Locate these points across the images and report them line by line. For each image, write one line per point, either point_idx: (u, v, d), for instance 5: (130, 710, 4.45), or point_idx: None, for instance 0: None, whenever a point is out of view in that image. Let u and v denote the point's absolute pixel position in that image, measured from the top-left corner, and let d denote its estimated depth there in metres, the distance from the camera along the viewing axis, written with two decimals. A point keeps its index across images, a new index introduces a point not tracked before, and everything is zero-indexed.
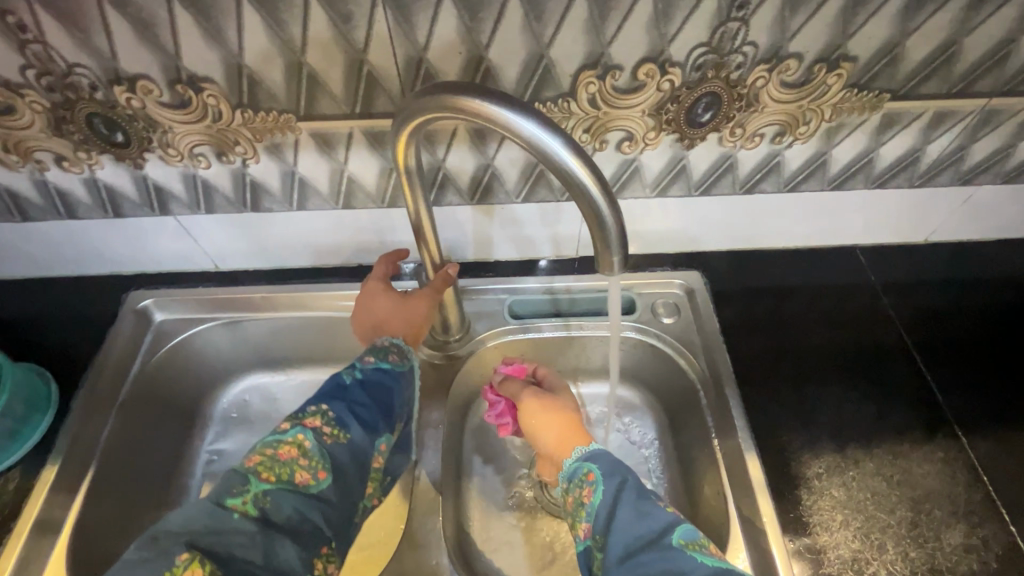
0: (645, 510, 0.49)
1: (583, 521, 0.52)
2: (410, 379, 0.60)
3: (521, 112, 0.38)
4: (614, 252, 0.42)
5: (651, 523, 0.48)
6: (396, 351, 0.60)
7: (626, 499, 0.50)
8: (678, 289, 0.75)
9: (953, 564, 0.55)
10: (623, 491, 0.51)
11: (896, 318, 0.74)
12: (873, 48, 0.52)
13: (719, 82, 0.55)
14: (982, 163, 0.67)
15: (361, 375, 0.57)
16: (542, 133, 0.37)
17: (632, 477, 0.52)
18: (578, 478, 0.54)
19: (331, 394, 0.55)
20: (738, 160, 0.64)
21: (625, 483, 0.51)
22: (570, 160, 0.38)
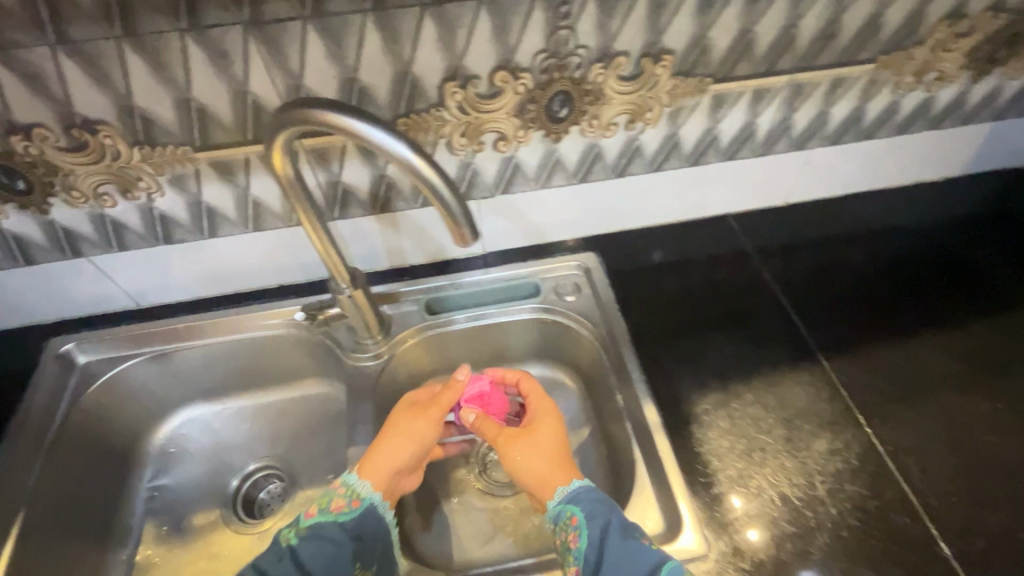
0: (631, 549, 0.52)
1: (572, 565, 0.54)
2: (358, 522, 0.59)
3: (365, 120, 0.45)
4: (464, 226, 0.50)
5: (638, 563, 0.51)
6: (343, 495, 0.60)
7: (612, 540, 0.53)
8: (576, 269, 0.84)
9: (821, 467, 0.64)
10: (607, 533, 0.53)
11: (765, 270, 0.85)
12: (685, 42, 0.63)
13: (565, 82, 0.64)
14: (809, 129, 0.79)
15: (297, 538, 0.56)
16: (385, 137, 0.45)
17: (616, 520, 0.55)
18: (562, 520, 0.56)
19: (260, 563, 0.54)
20: (603, 148, 0.73)
21: (608, 524, 0.54)
22: (414, 159, 0.46)
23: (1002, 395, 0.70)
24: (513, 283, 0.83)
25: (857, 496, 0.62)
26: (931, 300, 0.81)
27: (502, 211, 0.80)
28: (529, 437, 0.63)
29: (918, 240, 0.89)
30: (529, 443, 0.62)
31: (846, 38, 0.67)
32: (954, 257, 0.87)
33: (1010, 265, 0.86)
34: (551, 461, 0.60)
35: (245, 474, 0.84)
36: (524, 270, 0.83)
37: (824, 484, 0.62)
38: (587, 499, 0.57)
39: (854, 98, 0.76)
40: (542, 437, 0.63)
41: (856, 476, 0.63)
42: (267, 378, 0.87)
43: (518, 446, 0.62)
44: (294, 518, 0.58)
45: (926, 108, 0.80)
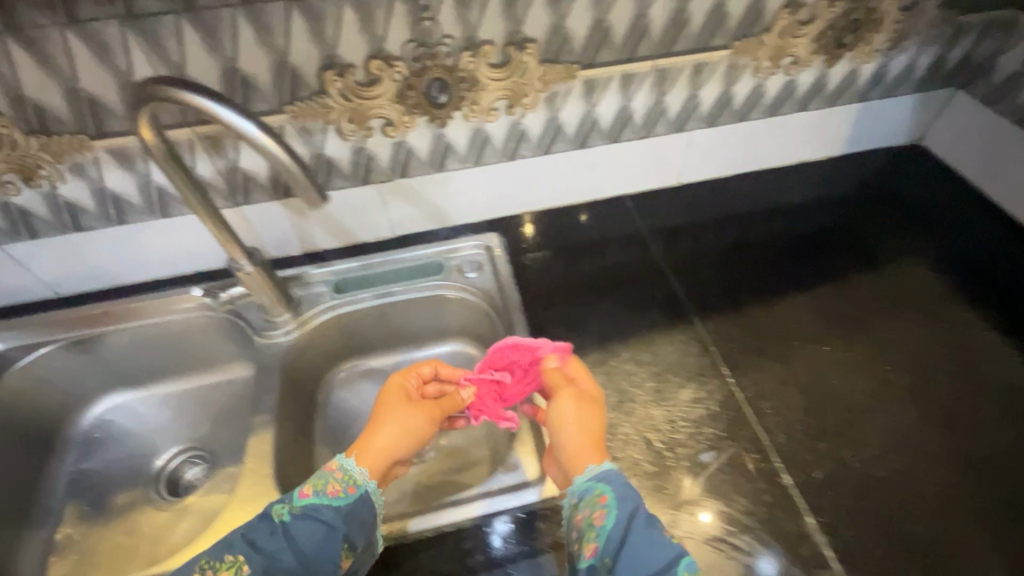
0: (655, 538, 0.50)
1: (590, 541, 0.51)
2: (354, 509, 0.55)
3: (215, 99, 0.50)
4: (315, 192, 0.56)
5: (659, 551, 0.49)
6: (340, 479, 0.57)
7: (637, 525, 0.51)
8: (479, 249, 0.89)
9: (685, 413, 0.69)
10: (633, 519, 0.52)
11: (655, 245, 0.92)
12: (544, 31, 0.69)
13: (439, 69, 0.70)
14: (683, 112, 0.86)
15: (290, 516, 0.53)
16: (234, 116, 0.50)
17: (642, 510, 0.53)
18: (590, 497, 0.54)
19: (251, 535, 0.52)
20: (488, 131, 0.79)
21: (637, 510, 0.53)
22: (260, 138, 0.51)
23: (856, 346, 0.76)
24: (418, 263, 0.88)
25: (714, 437, 0.67)
26: (802, 267, 0.88)
27: (403, 194, 0.85)
28: (592, 403, 0.63)
29: (798, 214, 0.96)
30: (581, 416, 0.62)
31: (696, 26, 0.74)
32: (829, 228, 0.94)
33: (878, 235, 0.93)
34: (588, 440, 0.60)
35: (176, 454, 0.89)
36: (429, 251, 0.88)
37: (685, 428, 0.68)
38: (617, 484, 0.55)
39: (719, 82, 0.83)
40: (593, 416, 0.63)
41: (716, 421, 0.69)
42: (191, 362, 0.91)
43: (578, 408, 0.63)
44: (290, 494, 0.55)
45: (790, 90, 0.88)
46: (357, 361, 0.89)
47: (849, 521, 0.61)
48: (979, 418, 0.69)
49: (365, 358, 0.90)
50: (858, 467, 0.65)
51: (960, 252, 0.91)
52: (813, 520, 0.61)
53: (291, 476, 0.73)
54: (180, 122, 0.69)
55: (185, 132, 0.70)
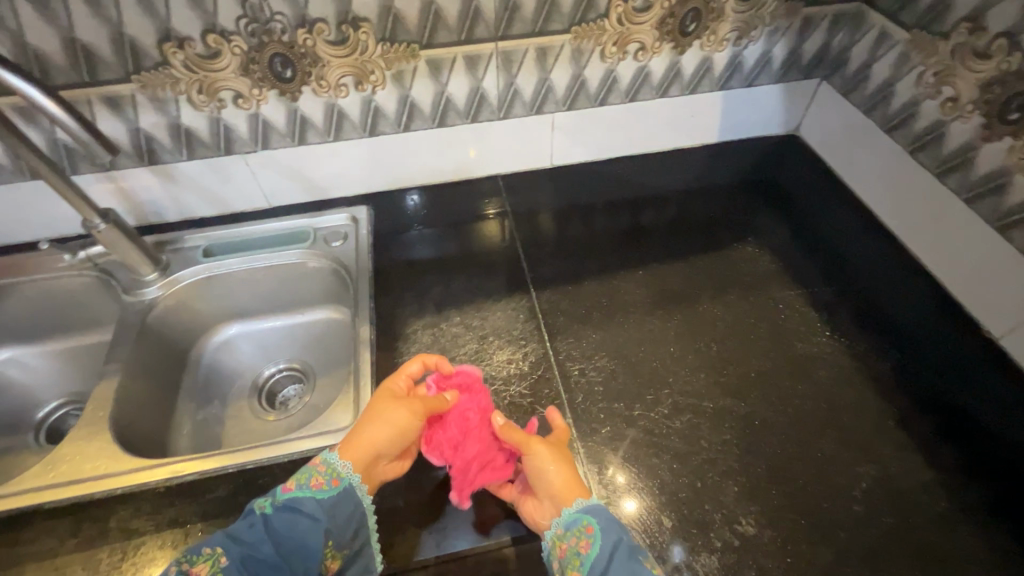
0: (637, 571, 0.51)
1: (575, 571, 0.53)
2: (336, 502, 0.57)
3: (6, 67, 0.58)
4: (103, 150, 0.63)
5: None
6: (324, 472, 0.58)
7: (621, 557, 0.52)
8: (347, 220, 0.95)
9: (497, 372, 0.74)
10: (615, 551, 0.53)
11: (515, 223, 0.96)
12: (374, 11, 0.74)
13: (277, 45, 0.75)
14: (538, 95, 0.90)
15: (272, 508, 0.56)
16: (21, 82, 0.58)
17: (632, 546, 0.54)
18: (575, 527, 0.55)
19: (234, 530, 0.55)
20: (343, 107, 0.84)
21: (620, 542, 0.54)
22: (46, 103, 0.59)
23: (673, 321, 0.81)
24: (288, 233, 0.94)
25: (518, 395, 0.72)
26: (648, 249, 0.92)
27: (272, 166, 0.90)
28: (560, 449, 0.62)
29: (659, 201, 1.01)
30: (555, 457, 0.60)
31: (529, 10, 0.78)
32: (686, 214, 0.99)
33: (731, 221, 0.97)
34: (569, 478, 0.59)
35: (58, 408, 0.96)
36: (299, 221, 0.94)
37: (494, 386, 0.73)
38: (607, 519, 0.56)
39: (567, 66, 0.87)
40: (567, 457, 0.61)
41: (523, 379, 0.73)
42: (73, 319, 0.96)
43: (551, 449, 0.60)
44: (274, 491, 0.58)
45: (645, 76, 0.92)
46: (225, 326, 0.96)
47: (618, 468, 0.65)
48: (772, 388, 0.73)
49: (232, 322, 0.96)
50: (644, 426, 0.69)
51: (806, 238, 0.94)
52: (582, 468, 0.65)
53: (136, 422, 0.79)
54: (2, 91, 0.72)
55: (6, 102, 0.74)
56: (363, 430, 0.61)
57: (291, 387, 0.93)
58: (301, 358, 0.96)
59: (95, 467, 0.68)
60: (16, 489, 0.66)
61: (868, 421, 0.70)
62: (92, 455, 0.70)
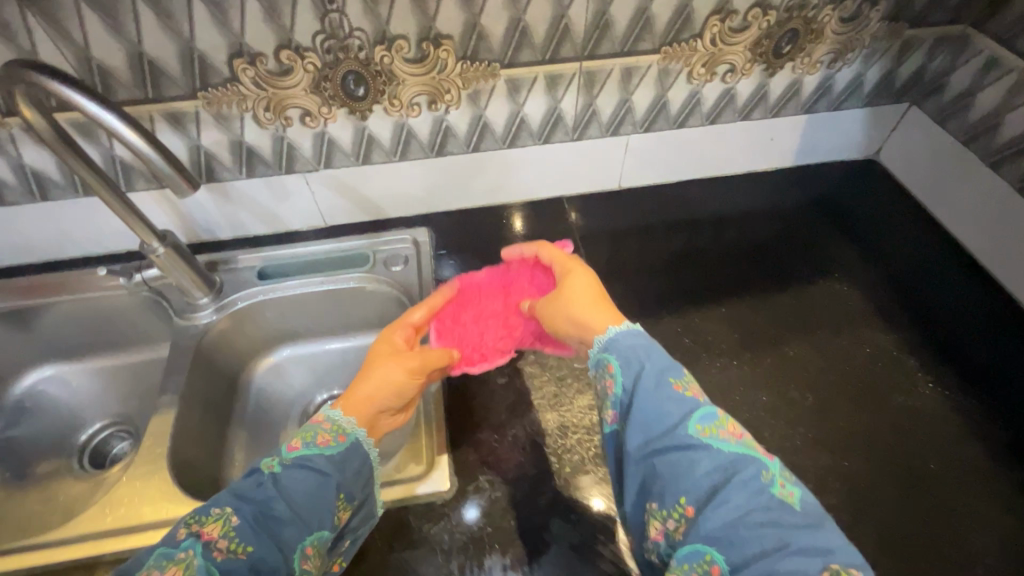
0: (663, 398, 0.48)
1: (608, 408, 0.51)
2: (346, 458, 0.54)
3: (81, 91, 0.52)
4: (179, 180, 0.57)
5: (668, 413, 0.47)
6: (329, 430, 0.55)
7: (645, 387, 0.49)
8: (408, 243, 0.90)
9: (579, 419, 0.69)
10: (639, 382, 0.50)
11: (584, 248, 0.91)
12: (458, 28, 0.69)
13: (353, 62, 0.69)
14: (616, 116, 0.85)
15: (281, 467, 0.51)
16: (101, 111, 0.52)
17: (656, 378, 0.49)
18: (601, 368, 0.54)
19: (238, 489, 0.49)
20: (412, 126, 0.79)
21: (642, 370, 0.51)
22: (124, 130, 0.53)
23: (764, 366, 0.75)
24: (346, 254, 0.89)
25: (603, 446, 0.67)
26: (728, 281, 0.86)
27: (332, 185, 0.86)
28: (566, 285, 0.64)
29: (735, 228, 0.95)
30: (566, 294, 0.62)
31: (621, 29, 0.73)
32: (765, 243, 0.93)
33: (814, 254, 0.91)
34: (571, 308, 0.61)
35: (103, 429, 0.92)
36: (359, 242, 0.89)
37: (576, 435, 0.68)
38: (633, 354, 0.52)
39: (651, 86, 0.81)
40: (577, 289, 0.63)
41: None
42: (124, 335, 0.92)
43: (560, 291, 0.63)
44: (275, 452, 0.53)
45: (730, 99, 0.86)
46: (277, 349, 0.92)
47: None
48: (873, 443, 0.68)
49: (289, 346, 0.92)
50: None
51: (897, 274, 0.88)
52: None
53: (192, 455, 0.75)
54: (61, 106, 0.68)
55: (64, 117, 0.69)
56: (360, 385, 0.60)
57: None
58: None
59: (154, 513, 0.65)
60: (70, 535, 0.63)
61: (975, 482, 0.66)
62: (153, 499, 0.66)
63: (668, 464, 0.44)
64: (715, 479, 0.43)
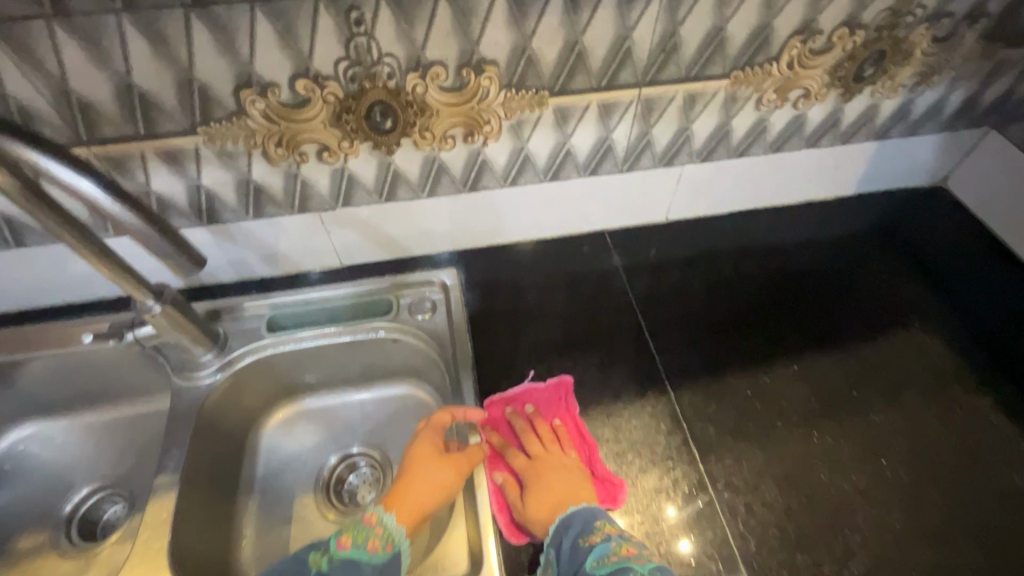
0: (571, 550, 0.54)
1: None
2: (390, 569, 0.53)
3: (54, 157, 0.43)
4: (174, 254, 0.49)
5: (574, 560, 0.53)
6: (379, 535, 0.54)
7: (558, 548, 0.55)
8: (437, 286, 0.80)
9: (643, 506, 0.61)
10: (555, 547, 0.56)
11: (632, 289, 0.82)
12: (504, 52, 0.58)
13: (380, 92, 0.59)
14: (673, 145, 0.75)
15: (328, 567, 0.51)
16: (75, 179, 0.43)
17: (558, 529, 0.57)
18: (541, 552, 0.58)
19: None
20: (445, 160, 0.69)
21: (555, 535, 0.56)
22: (106, 203, 0.44)
23: (849, 439, 0.66)
24: (366, 299, 0.79)
25: (673, 539, 0.59)
26: (799, 330, 0.77)
27: (351, 224, 0.76)
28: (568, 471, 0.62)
29: (800, 265, 0.85)
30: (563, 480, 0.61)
31: (689, 52, 0.63)
32: (836, 283, 0.83)
33: (893, 297, 0.81)
34: (542, 506, 0.59)
35: (91, 494, 0.82)
36: (380, 285, 0.80)
37: (642, 526, 0.59)
38: (561, 519, 0.57)
39: (715, 114, 0.71)
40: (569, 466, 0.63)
41: (675, 517, 0.60)
42: (117, 388, 0.82)
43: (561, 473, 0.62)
44: (325, 543, 0.54)
45: (798, 126, 0.77)
46: (288, 406, 0.81)
47: None
48: (981, 531, 0.60)
49: (301, 403, 0.82)
50: None
51: (985, 320, 0.79)
52: None
53: (196, 541, 0.66)
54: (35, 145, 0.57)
55: None
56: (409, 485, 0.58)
57: (355, 477, 0.78)
58: (380, 446, 0.80)
59: None
60: None
61: None
62: None
63: None
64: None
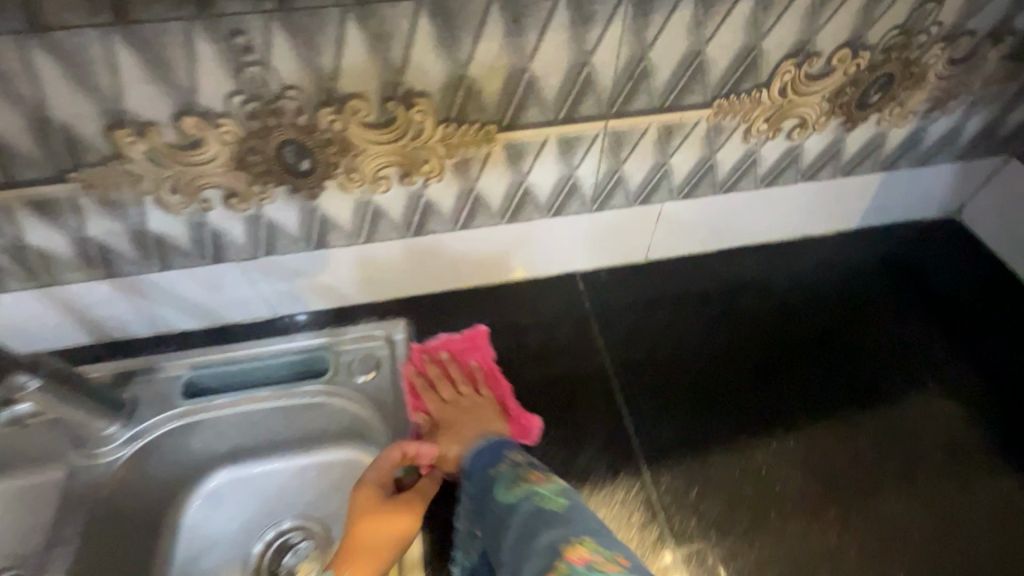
0: (481, 484, 0.56)
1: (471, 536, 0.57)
2: None
3: None
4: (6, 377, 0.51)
5: (486, 493, 0.55)
6: None
7: (469, 486, 0.57)
8: (380, 341, 0.70)
9: None
10: (466, 486, 0.58)
11: (604, 340, 0.71)
12: (437, 82, 0.49)
13: (289, 130, 0.49)
14: (649, 182, 0.65)
15: None
16: None
17: (474, 461, 0.59)
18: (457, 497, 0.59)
19: None
20: (380, 204, 0.59)
21: (465, 476, 0.58)
22: None
23: (853, 528, 0.57)
24: (299, 358, 0.70)
25: None
26: (797, 391, 0.67)
27: (278, 273, 0.66)
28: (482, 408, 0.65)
29: (802, 311, 0.74)
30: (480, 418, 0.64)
31: (662, 79, 0.53)
32: (842, 332, 0.72)
33: (907, 349, 0.71)
34: (454, 440, 0.61)
35: None
36: (315, 340, 0.69)
37: None
38: (476, 456, 0.59)
39: (696, 147, 0.61)
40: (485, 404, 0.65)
41: None
42: None
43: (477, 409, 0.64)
44: None
45: (793, 158, 0.67)
46: (206, 480, 0.68)
47: None
48: None
49: (219, 475, 0.68)
50: None
51: (1008, 375, 0.69)
52: None
53: None
54: None
55: None
56: (359, 538, 0.53)
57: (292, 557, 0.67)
58: (323, 521, 0.69)
59: None
60: None
61: None
62: None
63: (499, 534, 0.52)
64: (510, 524, 0.52)
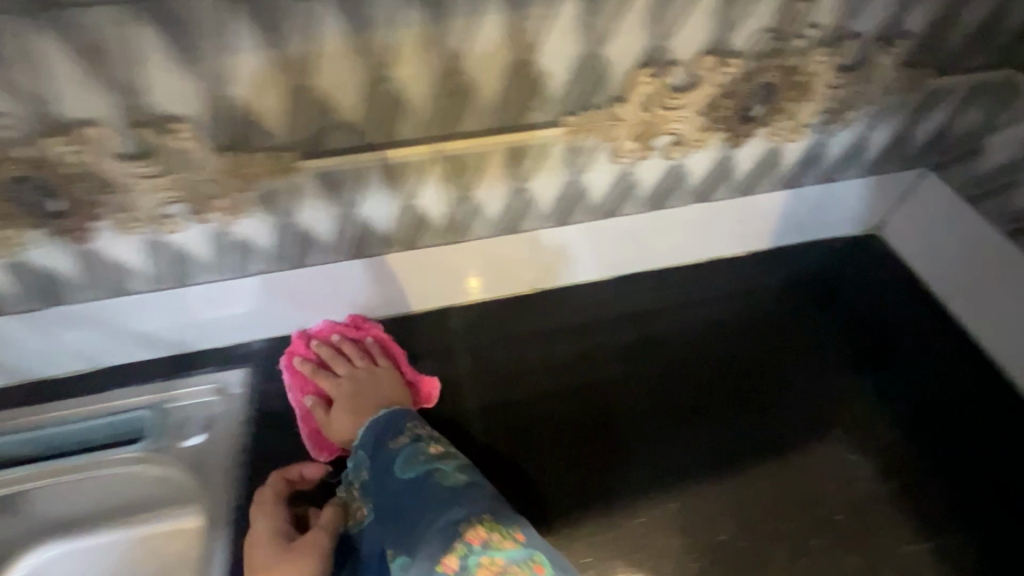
0: (380, 457, 0.50)
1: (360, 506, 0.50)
2: None
3: None
4: None
5: (384, 465, 0.49)
6: None
7: (363, 459, 0.50)
8: (212, 395, 0.58)
9: None
10: (359, 458, 0.51)
11: (474, 400, 0.58)
12: (198, 105, 0.40)
13: (22, 164, 0.41)
14: (511, 211, 0.56)
15: None
16: None
17: (371, 432, 0.51)
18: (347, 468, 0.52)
19: None
20: (177, 246, 0.50)
21: (359, 447, 0.51)
22: None
23: None
24: (119, 417, 0.57)
25: None
26: (695, 450, 0.57)
27: (75, 320, 0.54)
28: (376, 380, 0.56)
29: (711, 349, 0.64)
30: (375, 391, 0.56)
31: (487, 95, 0.45)
32: (754, 374, 0.63)
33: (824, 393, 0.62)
34: (348, 418, 0.54)
35: None
36: (138, 395, 0.57)
37: None
38: (374, 428, 0.52)
39: (556, 170, 0.53)
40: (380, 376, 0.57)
41: None
42: None
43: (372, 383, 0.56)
44: None
45: (678, 179, 0.59)
46: None
47: None
48: None
49: (4, 574, 0.54)
50: None
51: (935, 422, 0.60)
52: None
53: None
54: None
55: None
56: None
57: None
58: None
59: None
60: None
61: None
62: None
63: (400, 508, 0.46)
64: (413, 499, 0.46)
